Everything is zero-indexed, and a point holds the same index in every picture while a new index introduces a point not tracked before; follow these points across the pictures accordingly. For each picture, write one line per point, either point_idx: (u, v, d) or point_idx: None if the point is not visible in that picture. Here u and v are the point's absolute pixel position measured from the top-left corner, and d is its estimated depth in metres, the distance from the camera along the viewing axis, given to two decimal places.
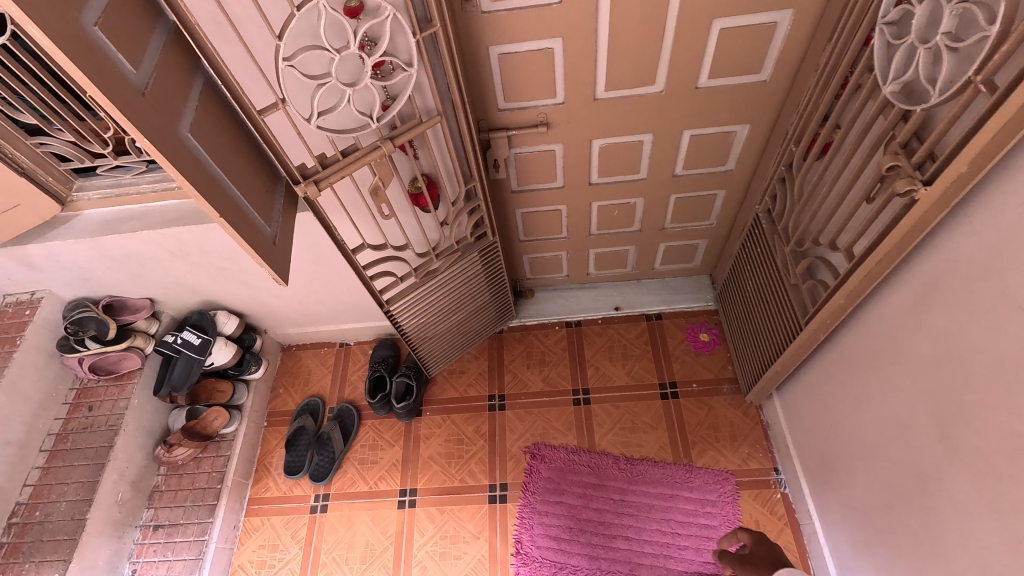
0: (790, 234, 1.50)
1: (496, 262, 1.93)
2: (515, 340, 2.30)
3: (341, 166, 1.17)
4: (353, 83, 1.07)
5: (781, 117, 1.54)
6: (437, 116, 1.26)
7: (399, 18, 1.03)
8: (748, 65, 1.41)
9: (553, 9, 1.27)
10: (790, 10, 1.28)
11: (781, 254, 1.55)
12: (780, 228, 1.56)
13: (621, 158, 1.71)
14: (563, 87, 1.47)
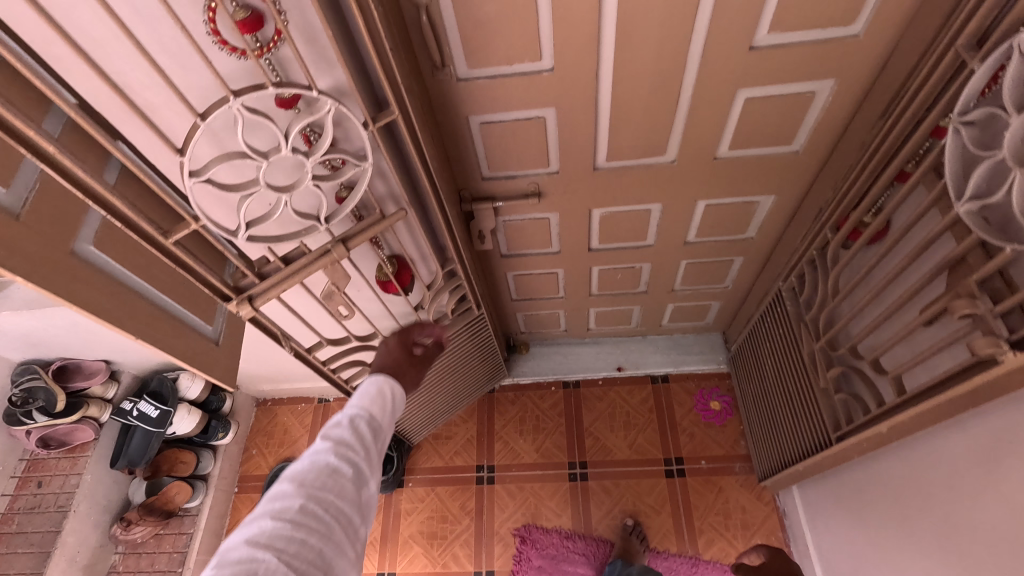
0: (821, 330, 1.28)
1: (484, 331, 1.73)
2: (507, 402, 2.10)
3: (282, 277, 0.98)
4: (290, 187, 0.87)
5: (812, 190, 1.31)
6: (403, 208, 1.06)
7: (343, 110, 0.83)
8: (777, 136, 1.18)
9: (545, 76, 1.04)
10: (832, 80, 1.05)
11: (809, 349, 1.33)
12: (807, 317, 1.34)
13: (625, 227, 1.49)
14: (557, 155, 1.25)
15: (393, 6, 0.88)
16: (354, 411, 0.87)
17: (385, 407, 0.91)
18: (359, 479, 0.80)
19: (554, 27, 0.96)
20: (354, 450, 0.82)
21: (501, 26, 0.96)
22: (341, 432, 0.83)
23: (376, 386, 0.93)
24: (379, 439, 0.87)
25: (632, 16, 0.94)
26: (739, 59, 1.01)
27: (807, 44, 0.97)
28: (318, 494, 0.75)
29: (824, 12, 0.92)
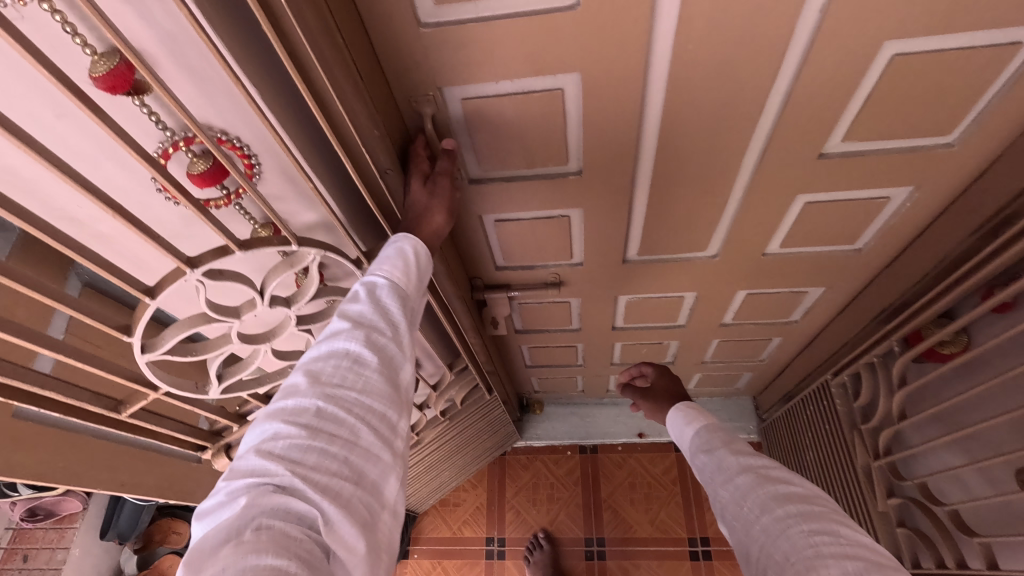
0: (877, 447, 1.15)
1: (496, 409, 1.59)
2: (519, 467, 1.97)
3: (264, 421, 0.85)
4: (270, 335, 0.74)
5: (871, 286, 1.15)
6: None
7: (330, 253, 0.69)
8: (838, 236, 1.02)
9: (571, 180, 0.89)
10: (912, 187, 0.88)
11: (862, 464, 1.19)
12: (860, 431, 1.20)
13: (654, 311, 1.34)
14: (582, 249, 1.10)
15: (390, 120, 0.73)
16: (378, 275, 0.64)
17: (421, 270, 0.67)
18: (391, 365, 0.59)
19: (585, 133, 0.80)
20: (380, 324, 0.60)
21: (521, 133, 0.80)
22: (362, 308, 0.61)
23: (400, 245, 0.67)
24: (411, 308, 0.65)
25: (679, 124, 0.78)
26: (803, 167, 0.84)
27: (888, 153, 0.81)
28: (340, 392, 0.54)
29: (916, 123, 0.75)
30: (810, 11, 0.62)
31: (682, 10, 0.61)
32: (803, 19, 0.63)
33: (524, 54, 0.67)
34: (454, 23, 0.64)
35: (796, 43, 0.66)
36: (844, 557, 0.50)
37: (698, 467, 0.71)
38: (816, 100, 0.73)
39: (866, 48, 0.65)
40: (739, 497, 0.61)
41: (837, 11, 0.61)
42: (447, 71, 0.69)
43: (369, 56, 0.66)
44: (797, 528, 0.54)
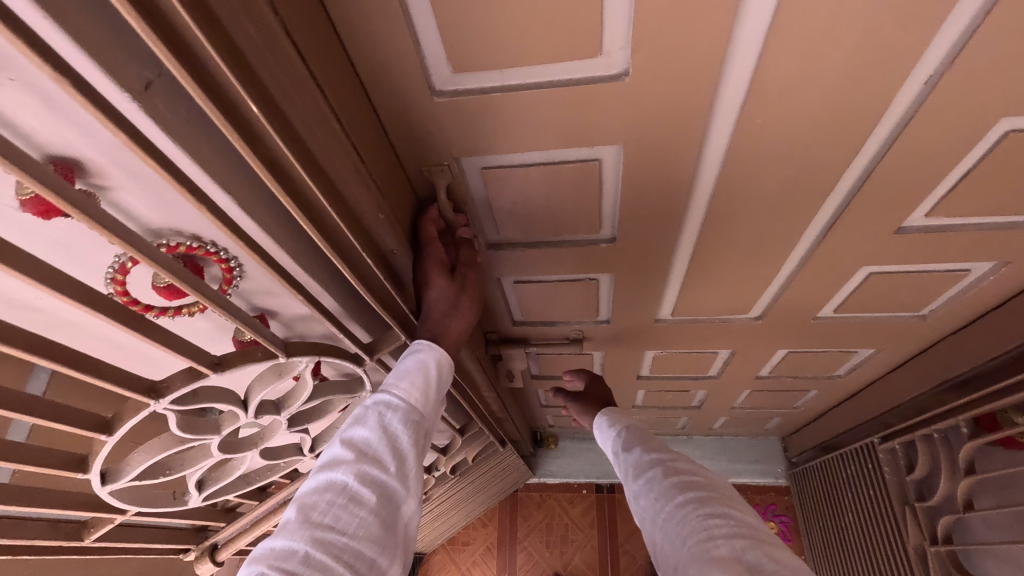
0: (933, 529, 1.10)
1: (509, 456, 1.50)
2: (532, 506, 1.88)
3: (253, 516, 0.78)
4: (257, 442, 0.65)
5: (932, 351, 1.03)
6: None
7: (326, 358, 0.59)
8: (903, 305, 0.90)
9: (602, 248, 0.78)
10: (999, 262, 0.76)
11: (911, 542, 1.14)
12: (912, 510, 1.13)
13: (684, 365, 1.23)
14: (610, 308, 0.99)
15: (402, 199, 0.62)
16: (390, 392, 0.54)
17: (440, 390, 0.56)
18: (391, 507, 0.48)
19: (622, 204, 0.69)
20: (385, 460, 0.50)
21: (548, 202, 0.69)
22: (367, 435, 0.51)
23: (421, 359, 0.56)
24: (422, 438, 0.54)
25: (734, 197, 0.67)
26: (872, 241, 0.73)
27: (977, 228, 0.69)
28: (329, 535, 0.44)
29: (1020, 200, 0.63)
30: (914, 82, 0.50)
31: (755, 82, 0.50)
32: (903, 92, 0.51)
33: (558, 125, 0.56)
34: (474, 92, 0.53)
35: (888, 117, 0.54)
36: (733, 536, 0.46)
37: (614, 464, 0.65)
38: (902, 175, 0.61)
39: (975, 124, 0.53)
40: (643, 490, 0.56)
41: (949, 85, 0.49)
42: (465, 142, 0.59)
43: (377, 132, 0.55)
44: (689, 511, 0.50)
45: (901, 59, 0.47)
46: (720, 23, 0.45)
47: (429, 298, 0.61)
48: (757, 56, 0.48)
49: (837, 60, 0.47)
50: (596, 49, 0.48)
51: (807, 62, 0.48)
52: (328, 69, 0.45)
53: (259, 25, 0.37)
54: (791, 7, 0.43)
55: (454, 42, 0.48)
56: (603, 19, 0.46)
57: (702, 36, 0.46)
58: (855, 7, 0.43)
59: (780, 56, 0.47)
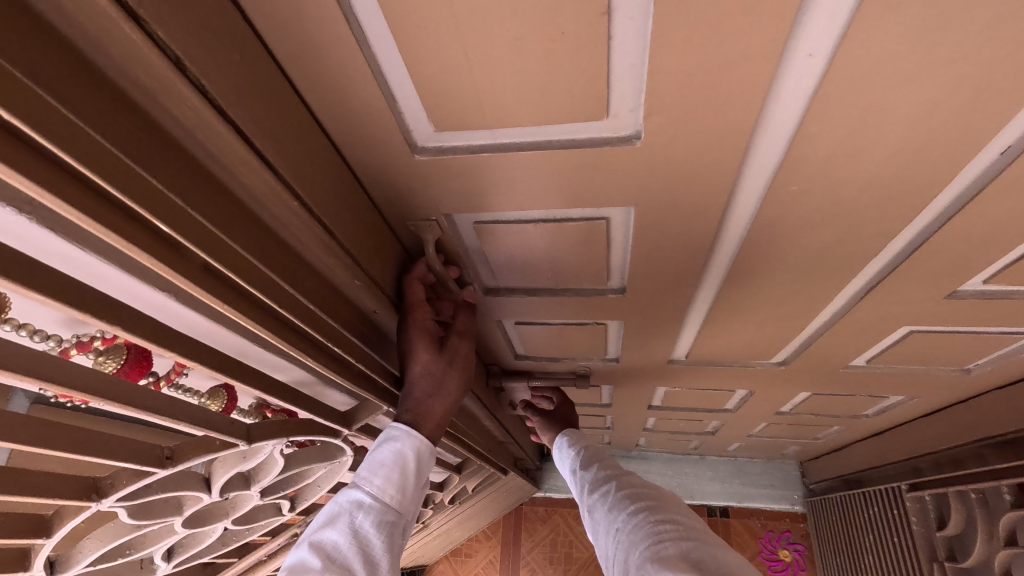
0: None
1: (512, 478, 1.46)
2: (537, 520, 1.86)
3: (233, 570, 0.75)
4: (227, 512, 0.60)
5: (973, 404, 0.94)
6: None
7: (296, 434, 0.54)
8: (944, 361, 0.81)
9: (611, 299, 0.71)
10: None
11: None
12: (940, 568, 1.11)
13: (698, 399, 1.17)
14: (619, 348, 0.91)
15: (387, 258, 0.55)
16: (364, 489, 0.50)
17: (419, 482, 0.52)
18: None
19: (633, 261, 0.61)
20: (354, 570, 0.45)
21: (550, 254, 0.62)
22: (337, 539, 0.47)
23: (399, 450, 0.51)
24: (397, 539, 0.49)
25: (760, 259, 0.59)
26: (916, 305, 0.65)
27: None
28: None
29: None
30: (988, 152, 0.41)
31: (792, 149, 0.42)
32: (974, 162, 0.42)
33: (558, 187, 0.49)
34: (462, 150, 0.45)
35: (951, 187, 0.45)
36: (679, 538, 0.46)
37: (574, 484, 0.65)
38: (961, 244, 0.52)
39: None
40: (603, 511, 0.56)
41: None
42: (454, 201, 0.52)
43: (353, 192, 0.49)
44: (641, 521, 0.50)
45: (976, 130, 0.39)
46: (754, 88, 0.36)
47: (413, 373, 0.55)
48: (797, 122, 0.40)
49: (896, 130, 0.39)
50: (602, 112, 0.40)
51: (858, 132, 0.39)
52: (284, 137, 0.38)
53: (180, 112, 0.31)
54: (842, 75, 0.35)
55: (433, 101, 0.40)
56: (610, 81, 0.38)
57: (731, 102, 0.38)
58: (926, 74, 0.34)
59: (826, 124, 0.39)
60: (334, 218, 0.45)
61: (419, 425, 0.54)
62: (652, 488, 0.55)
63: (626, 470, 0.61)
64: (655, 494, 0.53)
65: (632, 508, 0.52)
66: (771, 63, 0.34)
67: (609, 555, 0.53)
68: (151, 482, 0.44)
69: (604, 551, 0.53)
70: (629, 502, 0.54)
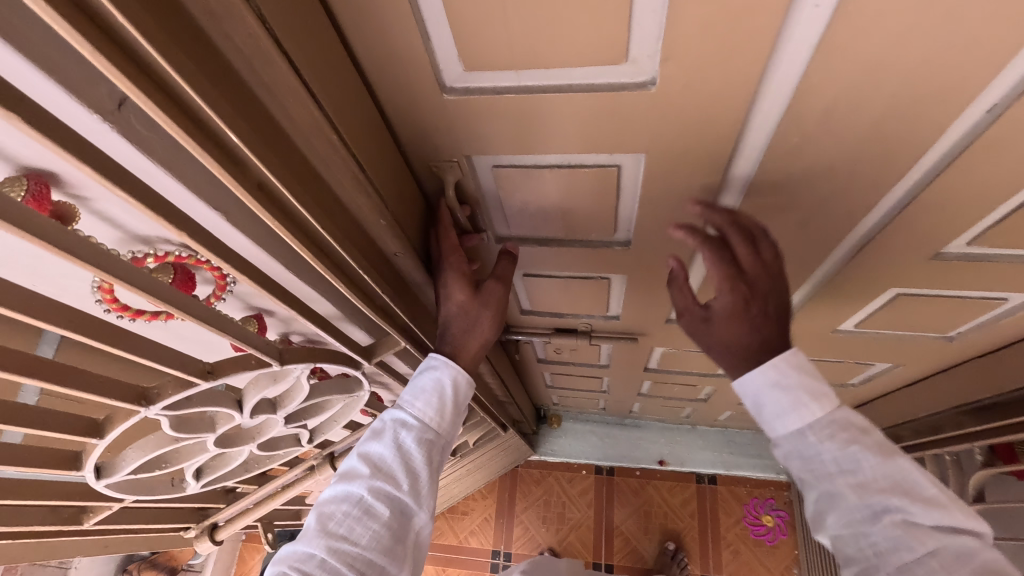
0: None
1: (509, 437, 1.51)
2: (532, 482, 1.94)
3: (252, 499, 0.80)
4: (253, 435, 0.65)
5: (954, 372, 0.98)
6: None
7: (321, 361, 0.58)
8: (927, 325, 0.86)
9: (616, 251, 0.74)
10: None
11: None
12: None
13: (691, 363, 1.21)
14: (620, 305, 0.95)
15: (409, 199, 0.59)
16: (407, 411, 0.55)
17: (458, 409, 0.56)
18: (401, 519, 0.50)
19: (640, 212, 0.65)
20: (397, 476, 0.51)
21: (562, 202, 0.65)
22: (382, 451, 0.52)
23: (438, 379, 0.56)
24: (438, 455, 0.55)
25: (761, 213, 0.62)
26: (905, 266, 0.69)
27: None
28: (343, 543, 0.48)
29: None
30: (975, 109, 0.45)
31: (795, 100, 0.45)
32: (963, 118, 0.45)
33: (575, 132, 0.52)
34: (488, 91, 0.48)
35: (941, 142, 0.49)
36: None
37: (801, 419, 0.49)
38: (951, 205, 0.55)
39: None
40: (862, 540, 0.45)
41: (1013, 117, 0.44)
42: (476, 144, 0.55)
43: (382, 130, 0.52)
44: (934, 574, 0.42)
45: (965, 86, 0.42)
46: (763, 36, 0.40)
47: (450, 311, 0.60)
48: (800, 72, 0.43)
49: (890, 84, 0.42)
50: (621, 57, 0.43)
51: (857, 83, 0.43)
52: (326, 70, 0.42)
53: (242, 42, 0.34)
54: (842, 27, 0.38)
55: (465, 42, 0.43)
56: (630, 27, 0.41)
57: (742, 50, 0.41)
58: (921, 28, 0.37)
59: (826, 75, 0.42)
60: (366, 153, 0.49)
61: (457, 357, 0.59)
62: (952, 534, 0.43)
63: (900, 471, 0.45)
64: (967, 546, 0.42)
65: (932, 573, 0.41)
66: (779, 11, 0.38)
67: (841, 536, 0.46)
68: (198, 389, 0.48)
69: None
70: (929, 558, 0.42)
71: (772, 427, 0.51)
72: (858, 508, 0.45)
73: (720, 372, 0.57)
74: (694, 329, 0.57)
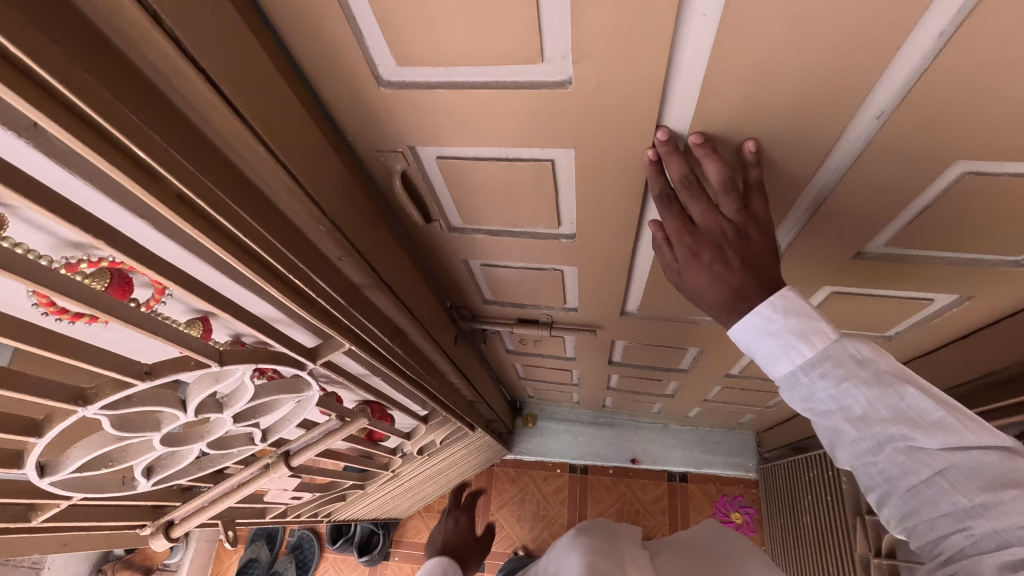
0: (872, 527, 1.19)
1: (480, 437, 1.53)
2: (507, 480, 1.97)
3: (211, 499, 0.82)
4: (201, 435, 0.66)
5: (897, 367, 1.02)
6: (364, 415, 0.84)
7: (263, 364, 0.60)
8: (864, 318, 0.90)
9: (562, 243, 0.77)
10: (956, 292, 0.77)
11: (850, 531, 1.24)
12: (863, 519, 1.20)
13: (652, 356, 1.24)
14: (577, 298, 0.98)
15: (350, 205, 0.61)
16: None
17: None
18: None
19: (578, 208, 0.68)
20: None
21: (508, 196, 0.68)
22: None
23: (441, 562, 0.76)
24: None
25: None
26: (833, 262, 0.74)
27: (938, 263, 0.70)
28: None
29: (973, 237, 0.63)
30: (866, 115, 0.49)
31: (701, 101, 0.48)
32: (856, 121, 0.50)
33: (504, 128, 0.54)
34: (420, 85, 0.50)
35: (847, 140, 0.53)
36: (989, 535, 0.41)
37: (807, 355, 0.49)
38: (859, 203, 0.60)
39: (931, 164, 0.53)
40: (872, 470, 0.46)
41: (901, 117, 0.48)
42: (415, 136, 0.57)
43: (318, 137, 0.54)
44: (945, 492, 0.43)
45: (851, 85, 0.45)
46: (661, 40, 0.42)
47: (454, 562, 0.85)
48: (702, 74, 0.46)
49: (783, 83, 0.46)
50: (537, 57, 0.46)
51: (756, 88, 0.46)
52: (251, 86, 0.43)
53: (153, 56, 0.36)
54: (731, 28, 0.41)
55: (395, 42, 0.46)
56: (540, 29, 0.43)
57: (649, 57, 0.44)
58: (804, 39, 0.42)
59: (726, 78, 0.46)
60: (299, 164, 0.51)
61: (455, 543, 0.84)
62: (960, 451, 0.43)
63: (900, 399, 0.45)
64: (976, 461, 0.42)
65: (942, 492, 0.43)
66: (672, 16, 0.40)
67: (855, 464, 0.47)
68: (135, 389, 0.50)
69: (868, 501, 0.48)
70: (937, 478, 0.43)
71: (769, 366, 0.51)
72: (861, 441, 0.46)
73: (709, 315, 0.56)
74: (674, 277, 0.58)
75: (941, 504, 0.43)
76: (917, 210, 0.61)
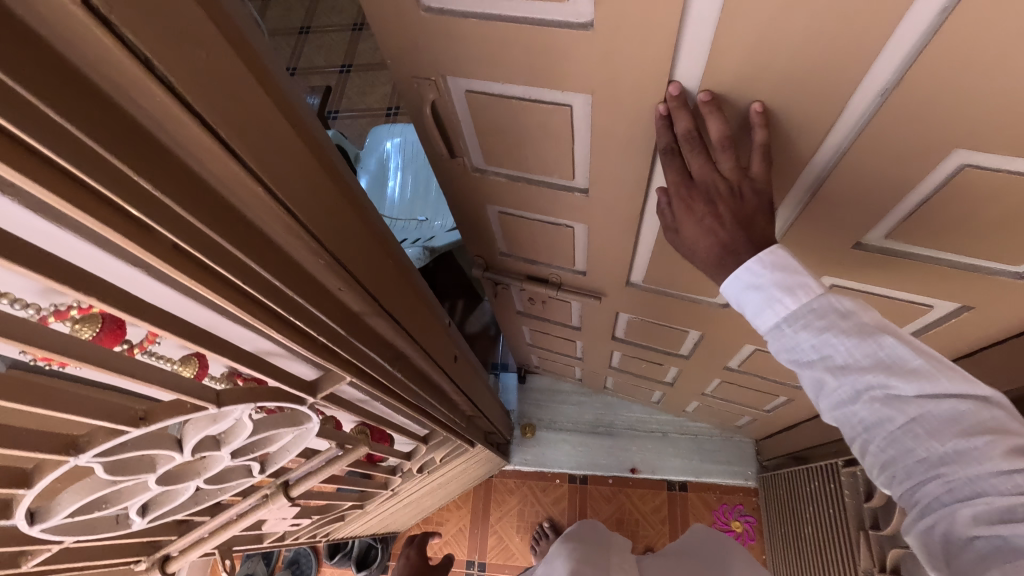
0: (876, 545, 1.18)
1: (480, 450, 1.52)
2: (506, 491, 1.96)
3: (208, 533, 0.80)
4: (198, 472, 0.64)
5: None
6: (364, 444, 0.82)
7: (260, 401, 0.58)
8: None
9: (577, 197, 0.81)
10: (957, 301, 0.77)
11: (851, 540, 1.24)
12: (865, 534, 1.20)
13: (654, 336, 1.24)
14: (585, 260, 1.01)
15: (350, 233, 0.60)
16: None
17: None
18: None
19: (591, 159, 0.72)
20: None
21: (528, 141, 0.72)
22: None
23: None
24: None
25: None
26: (832, 248, 0.75)
27: (939, 264, 0.69)
28: None
29: (974, 240, 0.63)
30: (867, 90, 0.50)
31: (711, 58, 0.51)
32: (857, 99, 0.51)
33: (527, 65, 0.58)
34: (456, 14, 0.55)
35: (844, 119, 0.54)
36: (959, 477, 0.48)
37: (796, 310, 0.54)
38: (861, 184, 0.62)
39: (925, 154, 0.54)
40: (854, 418, 0.52)
41: (898, 97, 0.49)
42: (451, 64, 0.63)
43: (317, 174, 0.52)
44: (920, 438, 0.50)
45: (851, 59, 0.47)
46: None
47: None
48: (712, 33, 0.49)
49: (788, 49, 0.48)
50: None
51: (762, 50, 0.49)
52: (251, 131, 0.42)
53: (148, 107, 0.34)
54: None
55: None
56: None
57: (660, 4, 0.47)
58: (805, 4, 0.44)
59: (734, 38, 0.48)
60: (300, 203, 0.50)
61: None
62: (934, 398, 0.49)
63: (883, 351, 0.50)
64: (951, 410, 0.48)
65: (916, 438, 0.50)
66: None
67: (839, 414, 0.54)
68: (128, 437, 0.48)
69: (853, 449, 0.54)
70: (913, 425, 0.50)
71: (758, 321, 0.57)
72: (844, 389, 0.52)
73: (704, 270, 0.62)
74: (673, 236, 0.65)
75: (916, 449, 0.50)
76: (917, 201, 0.61)
